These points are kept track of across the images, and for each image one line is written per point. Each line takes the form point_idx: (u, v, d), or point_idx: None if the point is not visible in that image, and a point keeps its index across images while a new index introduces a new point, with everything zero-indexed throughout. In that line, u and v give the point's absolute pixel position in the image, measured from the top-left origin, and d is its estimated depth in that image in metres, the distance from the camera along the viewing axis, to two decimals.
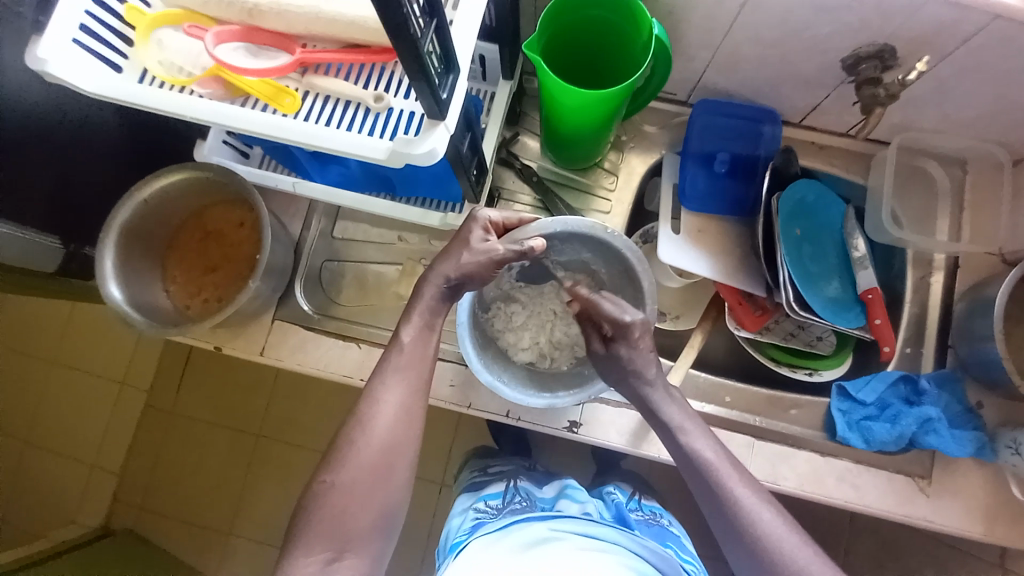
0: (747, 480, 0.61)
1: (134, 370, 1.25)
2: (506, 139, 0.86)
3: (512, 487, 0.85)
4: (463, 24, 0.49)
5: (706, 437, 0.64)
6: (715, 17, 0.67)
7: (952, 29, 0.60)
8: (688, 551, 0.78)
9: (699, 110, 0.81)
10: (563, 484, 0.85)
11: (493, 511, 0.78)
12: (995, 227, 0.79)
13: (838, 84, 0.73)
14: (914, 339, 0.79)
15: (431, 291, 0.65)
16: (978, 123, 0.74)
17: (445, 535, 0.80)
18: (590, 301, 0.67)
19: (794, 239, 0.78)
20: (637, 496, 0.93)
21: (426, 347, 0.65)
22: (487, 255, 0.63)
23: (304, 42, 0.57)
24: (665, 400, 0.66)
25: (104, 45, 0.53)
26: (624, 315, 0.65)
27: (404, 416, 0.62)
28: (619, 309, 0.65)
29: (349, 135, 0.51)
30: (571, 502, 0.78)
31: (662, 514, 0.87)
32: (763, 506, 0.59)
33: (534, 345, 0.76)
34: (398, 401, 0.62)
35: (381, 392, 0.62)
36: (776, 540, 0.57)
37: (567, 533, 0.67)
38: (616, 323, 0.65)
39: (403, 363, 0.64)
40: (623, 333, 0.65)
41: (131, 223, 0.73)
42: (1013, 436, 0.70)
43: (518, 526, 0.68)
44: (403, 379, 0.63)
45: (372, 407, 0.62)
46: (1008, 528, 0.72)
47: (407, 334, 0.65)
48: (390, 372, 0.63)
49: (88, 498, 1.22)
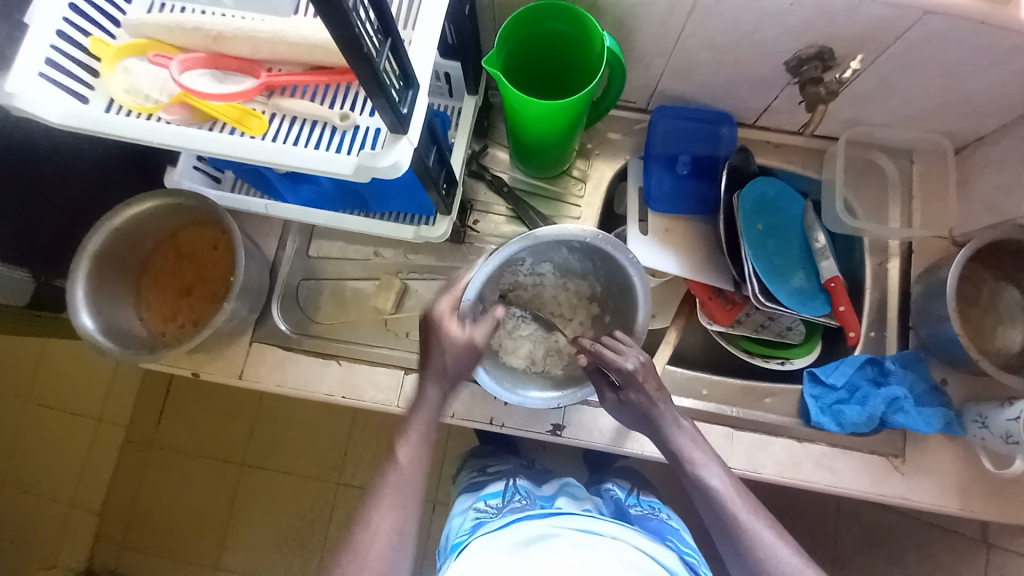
0: (756, 508, 0.62)
1: (111, 403, 1.22)
2: (475, 153, 0.88)
3: (511, 487, 0.84)
4: (421, 43, 0.52)
5: (722, 471, 0.65)
6: (666, 26, 0.71)
7: (884, 27, 0.64)
8: (687, 543, 0.78)
9: (658, 116, 0.85)
10: (562, 483, 0.86)
11: (493, 510, 0.78)
12: (944, 211, 0.83)
13: (786, 85, 0.77)
14: (878, 323, 0.82)
15: (429, 412, 0.66)
16: (918, 115, 0.79)
17: (446, 536, 0.79)
18: (593, 353, 0.67)
19: (757, 235, 0.82)
20: (637, 492, 0.93)
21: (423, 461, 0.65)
22: (468, 344, 0.66)
23: (270, 67, 0.59)
24: (682, 433, 0.67)
25: (69, 76, 0.54)
26: (624, 362, 0.65)
27: (398, 537, 0.60)
28: (620, 358, 0.66)
29: (315, 153, 0.53)
30: (570, 501, 0.80)
31: (661, 508, 0.87)
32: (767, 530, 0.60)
33: (537, 352, 0.78)
34: (392, 520, 0.61)
35: (374, 514, 0.61)
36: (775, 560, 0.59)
37: (566, 528, 0.68)
38: (622, 372, 0.65)
39: (398, 482, 0.63)
40: (630, 381, 0.66)
41: (103, 251, 0.73)
42: (978, 410, 0.73)
43: (516, 525, 0.69)
44: (401, 499, 0.62)
45: (362, 532, 0.60)
46: (981, 500, 0.74)
47: (404, 453, 0.64)
48: (387, 495, 0.62)
49: (67, 539, 1.18)
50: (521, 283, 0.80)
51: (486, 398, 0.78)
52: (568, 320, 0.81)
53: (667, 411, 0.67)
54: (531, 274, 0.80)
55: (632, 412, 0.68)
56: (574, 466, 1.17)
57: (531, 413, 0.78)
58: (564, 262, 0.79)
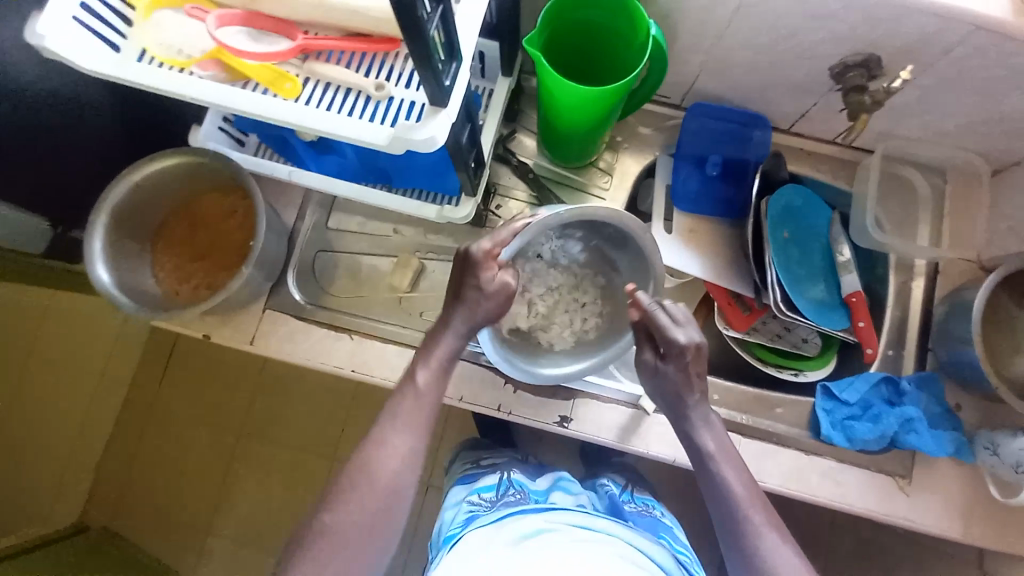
0: (764, 510, 0.59)
1: (113, 362, 1.22)
2: (503, 136, 0.87)
3: (506, 479, 0.82)
4: (467, 14, 0.50)
5: (738, 469, 0.62)
6: (709, 21, 0.69)
7: (934, 40, 0.62)
8: (680, 542, 0.78)
9: (692, 114, 0.82)
10: (557, 476, 0.84)
11: (487, 503, 0.76)
12: (974, 234, 0.81)
13: (827, 92, 0.76)
14: (896, 341, 0.81)
15: (452, 339, 0.65)
16: (956, 134, 0.77)
17: (438, 527, 0.78)
18: (648, 313, 0.64)
19: (782, 242, 0.81)
20: (630, 489, 0.92)
21: (438, 391, 0.65)
22: (502, 294, 0.64)
23: (305, 30, 0.57)
24: (710, 429, 0.64)
25: (103, 23, 0.53)
26: (677, 335, 0.62)
27: (413, 460, 0.61)
28: (676, 329, 0.62)
29: (348, 120, 0.52)
30: (565, 495, 0.78)
31: (655, 506, 0.87)
32: (774, 536, 0.58)
33: (523, 313, 0.78)
34: (405, 445, 0.61)
35: (390, 436, 0.61)
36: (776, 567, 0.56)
37: (563, 525, 0.67)
38: (671, 344, 0.62)
39: (414, 408, 0.62)
40: (676, 355, 0.63)
41: (122, 206, 0.72)
42: (990, 437, 0.72)
43: (514, 519, 0.68)
44: (415, 425, 0.62)
45: (377, 452, 0.60)
46: (985, 527, 0.73)
47: (422, 376, 0.64)
48: (401, 416, 0.62)
49: (63, 493, 1.18)
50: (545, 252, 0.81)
51: (494, 385, 0.77)
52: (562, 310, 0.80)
53: (699, 405, 0.64)
54: (554, 251, 0.81)
55: (664, 386, 0.65)
56: (571, 461, 1.17)
57: (539, 403, 0.77)
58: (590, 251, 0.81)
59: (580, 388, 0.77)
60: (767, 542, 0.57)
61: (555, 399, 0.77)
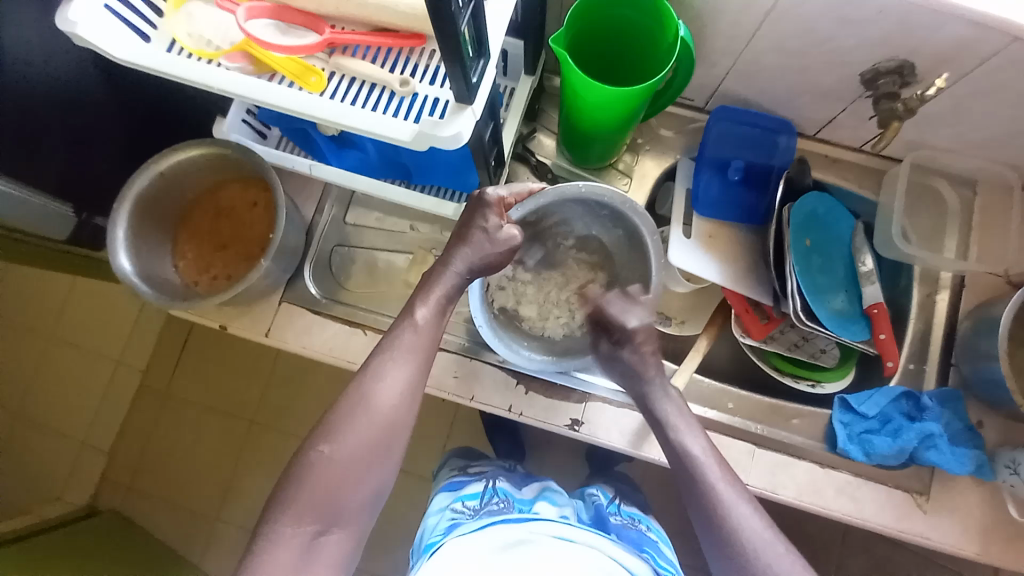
0: (728, 475, 0.62)
1: (131, 347, 1.24)
2: (523, 135, 0.86)
3: (490, 488, 0.80)
4: (495, 11, 0.50)
5: (698, 434, 0.65)
6: (739, 24, 0.68)
7: (971, 49, 0.61)
8: (665, 557, 0.76)
9: (716, 117, 0.81)
10: (542, 486, 0.83)
11: (470, 511, 0.75)
12: (1003, 248, 0.79)
13: (856, 98, 0.74)
14: (918, 355, 0.80)
15: (451, 279, 0.66)
16: (990, 145, 0.75)
17: (421, 534, 0.78)
18: (600, 305, 0.71)
19: (804, 250, 0.79)
20: (619, 501, 0.89)
21: (437, 328, 0.65)
22: (507, 245, 0.66)
23: (333, 24, 0.57)
24: (667, 399, 0.67)
25: (134, 13, 0.54)
26: (629, 320, 0.69)
27: (411, 392, 0.62)
28: (625, 316, 0.69)
29: (372, 114, 0.52)
30: (549, 506, 0.77)
31: (642, 520, 0.84)
32: (741, 501, 0.59)
33: (519, 299, 0.79)
34: (402, 378, 0.62)
35: (388, 369, 0.61)
36: (746, 535, 0.57)
37: (542, 535, 0.67)
38: (623, 329, 0.69)
39: (415, 343, 0.63)
40: (626, 338, 0.69)
41: (146, 193, 0.73)
42: (1011, 457, 0.71)
43: (492, 529, 0.68)
44: (412, 358, 0.62)
45: (374, 386, 0.60)
46: (1005, 549, 0.71)
47: (422, 313, 0.64)
48: (402, 350, 0.62)
49: (76, 476, 1.21)
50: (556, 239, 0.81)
51: (506, 385, 0.77)
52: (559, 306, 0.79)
53: (657, 376, 0.68)
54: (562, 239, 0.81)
55: (622, 369, 0.69)
56: (576, 464, 1.16)
57: (551, 405, 0.77)
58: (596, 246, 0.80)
59: (594, 392, 0.77)
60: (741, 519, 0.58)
61: (567, 401, 0.77)
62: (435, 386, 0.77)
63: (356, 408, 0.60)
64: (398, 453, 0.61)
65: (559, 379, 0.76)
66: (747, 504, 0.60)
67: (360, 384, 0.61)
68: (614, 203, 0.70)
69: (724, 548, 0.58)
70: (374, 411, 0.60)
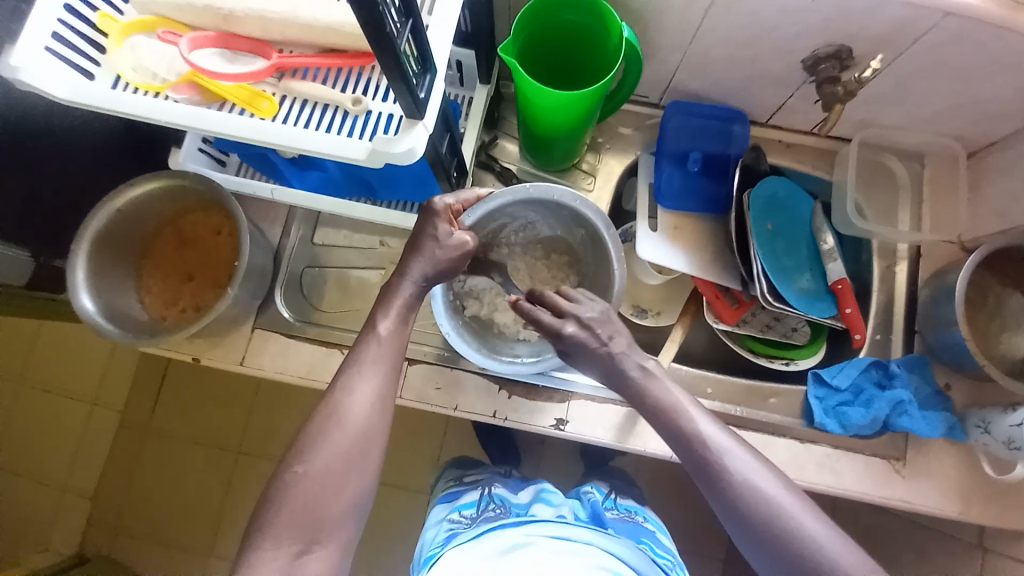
0: (733, 443, 0.60)
1: (107, 387, 1.21)
2: (485, 143, 0.87)
3: (487, 495, 0.80)
4: (439, 27, 0.50)
5: (696, 404, 0.64)
6: (683, 20, 0.70)
7: (904, 29, 0.64)
8: (663, 546, 0.77)
9: (671, 112, 0.83)
10: (539, 488, 0.82)
11: (468, 520, 0.75)
12: (954, 216, 0.83)
13: (801, 84, 0.77)
14: (883, 326, 0.82)
15: (409, 288, 0.66)
16: (933, 118, 0.79)
17: (420, 548, 0.77)
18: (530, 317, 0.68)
19: (767, 235, 0.81)
20: (614, 495, 0.90)
21: (401, 339, 0.65)
22: (458, 250, 0.66)
23: (280, 48, 0.57)
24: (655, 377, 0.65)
25: (75, 51, 0.53)
26: (564, 327, 0.66)
27: (380, 402, 0.62)
28: (558, 322, 0.66)
29: (326, 136, 0.52)
30: (545, 507, 0.76)
31: (639, 512, 0.85)
32: (750, 465, 0.58)
33: (491, 306, 0.79)
34: (374, 390, 0.62)
35: (357, 382, 0.62)
36: (758, 496, 0.56)
37: (540, 537, 0.67)
38: (562, 337, 0.66)
39: (379, 354, 0.63)
40: (570, 343, 0.66)
41: (104, 231, 0.71)
42: (981, 415, 0.73)
43: (492, 534, 0.68)
44: (379, 369, 0.63)
45: (345, 399, 0.61)
46: (980, 505, 0.74)
47: (385, 325, 0.65)
48: (368, 362, 0.62)
49: (61, 525, 1.17)
50: (516, 240, 0.81)
51: (489, 392, 0.77)
52: None
53: (628, 357, 0.65)
54: (522, 239, 0.81)
55: (588, 365, 0.66)
56: (569, 463, 1.17)
57: (534, 407, 0.77)
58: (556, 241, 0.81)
59: (576, 390, 0.77)
60: (775, 500, 0.56)
61: (551, 402, 0.77)
62: (417, 400, 0.77)
63: (329, 428, 0.59)
64: (378, 472, 0.61)
65: (538, 380, 0.77)
66: (757, 467, 0.58)
67: (331, 400, 0.61)
68: (566, 202, 0.71)
69: (741, 513, 0.56)
70: (347, 426, 0.60)
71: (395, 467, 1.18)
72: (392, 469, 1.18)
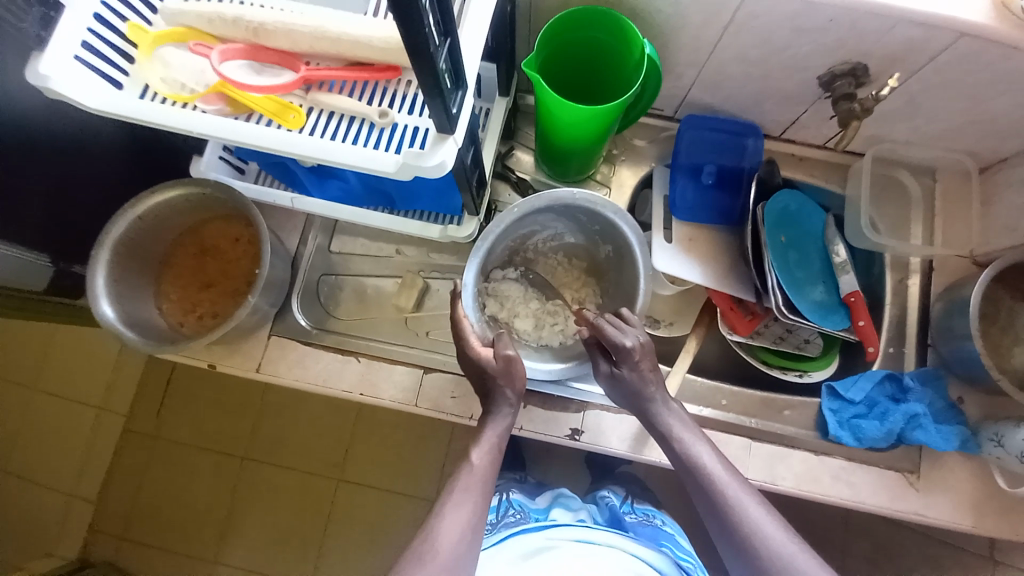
0: (739, 481, 0.63)
1: (113, 393, 1.21)
2: (502, 154, 0.88)
3: (505, 500, 0.81)
4: (470, 43, 0.51)
5: (707, 443, 0.66)
6: (701, 37, 0.71)
7: (919, 49, 0.65)
8: (683, 548, 0.77)
9: (686, 125, 0.84)
10: (556, 494, 0.82)
11: (488, 526, 0.75)
12: (966, 231, 0.84)
13: (816, 100, 0.78)
14: (897, 339, 0.83)
15: None
16: (945, 135, 0.80)
17: None
18: (595, 326, 0.69)
19: (780, 247, 0.82)
20: (631, 499, 0.89)
21: (493, 464, 0.66)
22: (506, 362, 0.67)
23: (308, 60, 0.58)
24: (670, 412, 0.68)
25: (105, 62, 0.54)
26: (624, 340, 0.66)
27: (471, 532, 0.60)
28: (620, 335, 0.66)
29: (356, 149, 0.53)
30: (564, 511, 0.77)
31: (656, 514, 0.84)
32: (755, 504, 0.60)
33: (512, 310, 0.79)
34: (464, 518, 0.60)
35: (448, 508, 0.60)
36: (763, 537, 0.58)
37: (563, 540, 0.67)
38: (619, 348, 0.66)
39: (470, 481, 0.63)
40: (625, 358, 0.66)
41: (125, 238, 0.72)
42: (995, 429, 0.73)
43: (514, 539, 0.68)
44: (471, 496, 0.62)
45: (437, 524, 0.59)
46: (994, 519, 0.74)
47: (476, 454, 0.65)
48: (458, 492, 0.62)
49: (65, 529, 1.17)
50: (537, 247, 0.84)
51: None
52: (554, 314, 0.80)
53: (658, 390, 0.68)
54: (544, 247, 0.84)
55: (623, 390, 0.68)
56: (578, 470, 1.17)
57: (550, 417, 0.77)
58: (576, 249, 0.83)
59: (592, 400, 0.78)
60: (775, 541, 0.57)
61: (566, 412, 0.78)
62: (433, 408, 0.77)
63: None
64: None
65: (556, 390, 0.78)
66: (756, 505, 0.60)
67: (425, 526, 0.60)
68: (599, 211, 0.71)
69: (744, 552, 0.58)
70: None
71: (405, 475, 1.18)
72: (402, 476, 1.18)
